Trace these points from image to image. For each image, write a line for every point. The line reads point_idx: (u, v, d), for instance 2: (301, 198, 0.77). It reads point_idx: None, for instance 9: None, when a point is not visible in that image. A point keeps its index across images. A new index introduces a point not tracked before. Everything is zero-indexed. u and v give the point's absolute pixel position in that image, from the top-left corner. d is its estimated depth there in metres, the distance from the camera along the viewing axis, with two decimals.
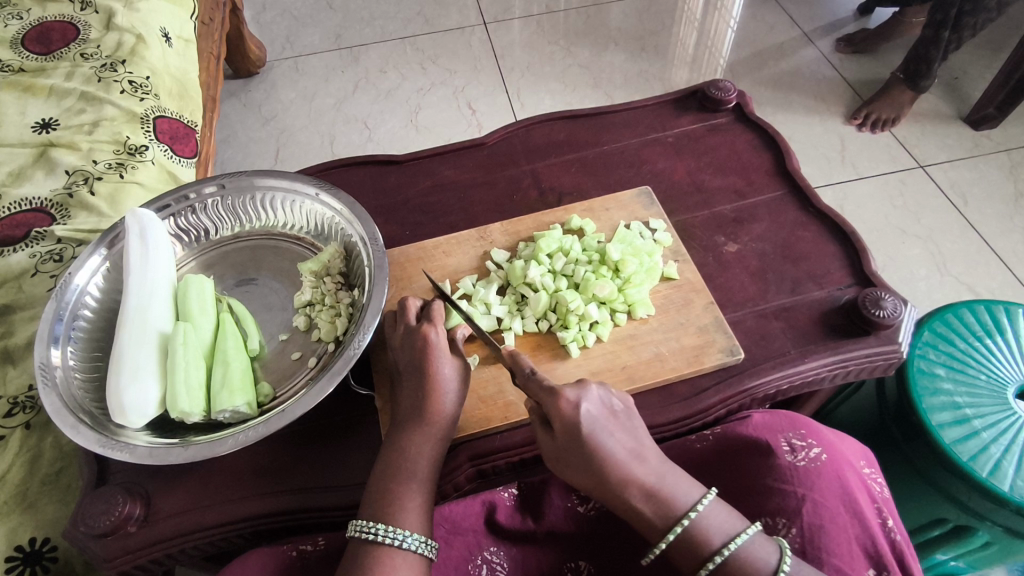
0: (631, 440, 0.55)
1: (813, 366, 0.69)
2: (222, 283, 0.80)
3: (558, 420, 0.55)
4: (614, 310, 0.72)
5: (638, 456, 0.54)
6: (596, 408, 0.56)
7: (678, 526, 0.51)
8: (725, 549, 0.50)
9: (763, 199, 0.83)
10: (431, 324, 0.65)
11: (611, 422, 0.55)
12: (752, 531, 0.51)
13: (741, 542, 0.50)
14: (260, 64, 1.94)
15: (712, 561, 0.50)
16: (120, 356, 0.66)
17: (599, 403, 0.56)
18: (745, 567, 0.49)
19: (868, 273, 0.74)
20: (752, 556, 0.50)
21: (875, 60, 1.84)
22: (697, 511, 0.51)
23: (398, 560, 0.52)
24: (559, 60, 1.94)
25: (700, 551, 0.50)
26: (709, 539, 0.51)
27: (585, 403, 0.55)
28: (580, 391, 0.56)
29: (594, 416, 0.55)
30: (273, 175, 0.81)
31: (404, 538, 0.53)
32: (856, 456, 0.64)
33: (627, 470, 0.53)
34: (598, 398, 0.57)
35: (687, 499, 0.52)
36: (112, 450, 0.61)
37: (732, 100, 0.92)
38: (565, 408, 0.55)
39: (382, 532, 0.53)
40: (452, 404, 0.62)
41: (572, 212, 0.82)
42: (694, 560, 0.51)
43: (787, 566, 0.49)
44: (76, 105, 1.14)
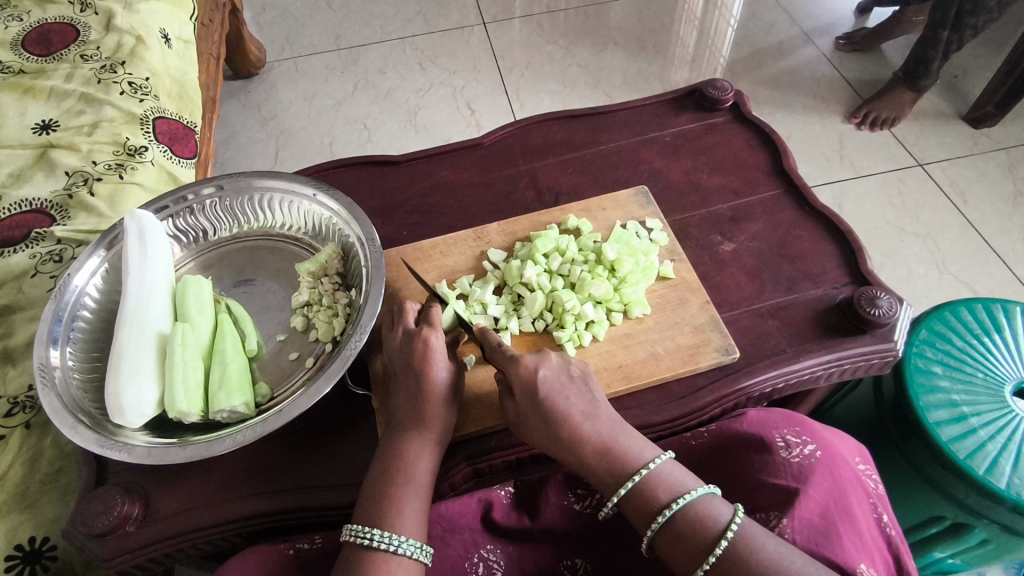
0: (586, 402, 0.59)
1: (809, 365, 0.69)
2: (221, 283, 0.80)
3: (515, 383, 0.60)
4: (610, 309, 0.72)
5: (590, 415, 0.58)
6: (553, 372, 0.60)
7: (628, 483, 0.54)
8: (673, 505, 0.52)
9: (759, 198, 0.83)
10: (431, 328, 0.64)
11: (566, 385, 0.59)
12: (703, 489, 0.52)
13: (690, 498, 0.52)
14: (260, 64, 1.94)
15: (661, 516, 0.52)
16: (119, 356, 0.66)
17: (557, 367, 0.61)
18: (692, 522, 0.50)
19: (864, 271, 0.75)
20: (702, 511, 0.51)
21: (874, 58, 1.84)
22: (648, 468, 0.54)
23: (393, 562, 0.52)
24: (558, 60, 1.94)
25: (650, 507, 0.53)
26: (659, 496, 0.53)
27: (541, 368, 0.60)
28: (538, 358, 0.61)
29: (549, 380, 0.59)
30: (270, 176, 0.82)
31: (399, 544, 0.53)
32: (851, 453, 0.65)
33: (579, 429, 0.57)
34: (556, 364, 0.61)
35: (641, 457, 0.55)
36: (110, 450, 0.61)
37: (728, 99, 0.93)
38: (522, 372, 0.60)
39: (377, 537, 0.53)
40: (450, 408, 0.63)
41: (568, 212, 0.82)
42: (645, 515, 0.53)
43: (735, 522, 0.49)
44: (76, 107, 1.14)
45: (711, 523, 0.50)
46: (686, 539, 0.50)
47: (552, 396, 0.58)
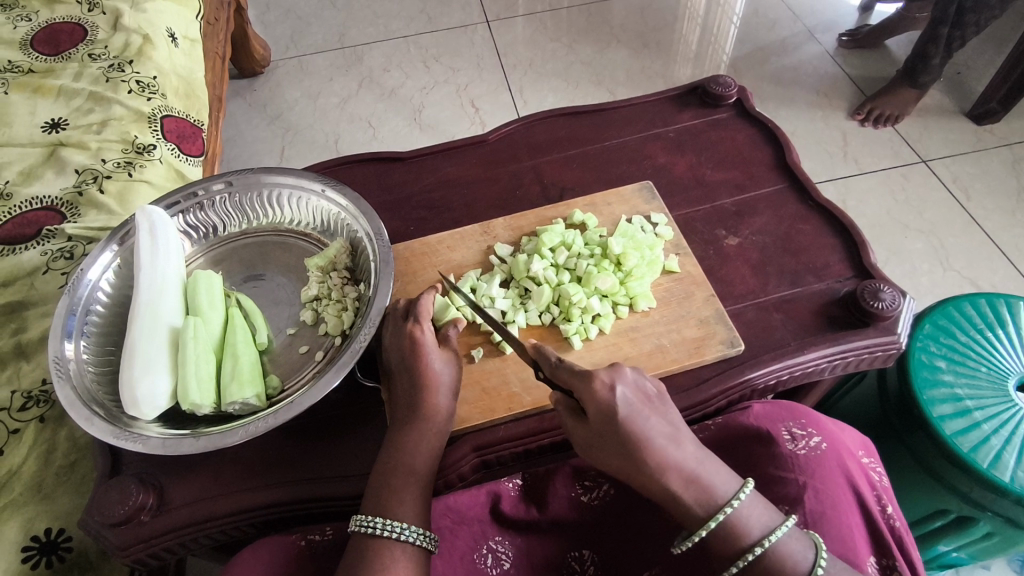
0: (668, 425, 0.53)
1: (814, 357, 0.69)
2: (230, 278, 0.81)
3: (590, 406, 0.54)
4: (616, 303, 0.73)
5: (674, 440, 0.52)
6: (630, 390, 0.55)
7: (719, 516, 0.50)
8: (765, 542, 0.49)
9: (763, 193, 0.84)
10: (418, 324, 0.66)
11: (646, 406, 0.53)
12: (791, 525, 0.50)
13: (781, 535, 0.50)
14: (264, 63, 1.95)
15: (749, 555, 0.49)
16: (133, 349, 0.67)
17: (633, 386, 0.55)
18: (783, 564, 0.49)
19: (868, 265, 0.75)
20: (789, 553, 0.49)
21: (877, 55, 1.85)
22: (737, 501, 0.51)
23: (402, 552, 0.53)
24: (562, 58, 1.95)
25: (740, 543, 0.50)
26: (747, 532, 0.50)
27: (619, 386, 0.54)
28: (613, 374, 0.55)
29: (630, 400, 0.54)
30: (279, 173, 0.83)
31: (402, 530, 0.54)
32: (856, 445, 0.65)
33: (666, 455, 0.51)
34: (632, 381, 0.56)
35: (726, 488, 0.51)
36: (125, 441, 0.62)
37: (732, 95, 0.93)
38: (600, 391, 0.54)
39: (381, 525, 0.54)
40: (447, 402, 0.63)
41: (574, 207, 0.83)
42: (732, 550, 0.50)
43: (822, 563, 0.49)
44: (85, 105, 1.15)
45: (799, 561, 0.49)
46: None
47: (633, 419, 0.53)
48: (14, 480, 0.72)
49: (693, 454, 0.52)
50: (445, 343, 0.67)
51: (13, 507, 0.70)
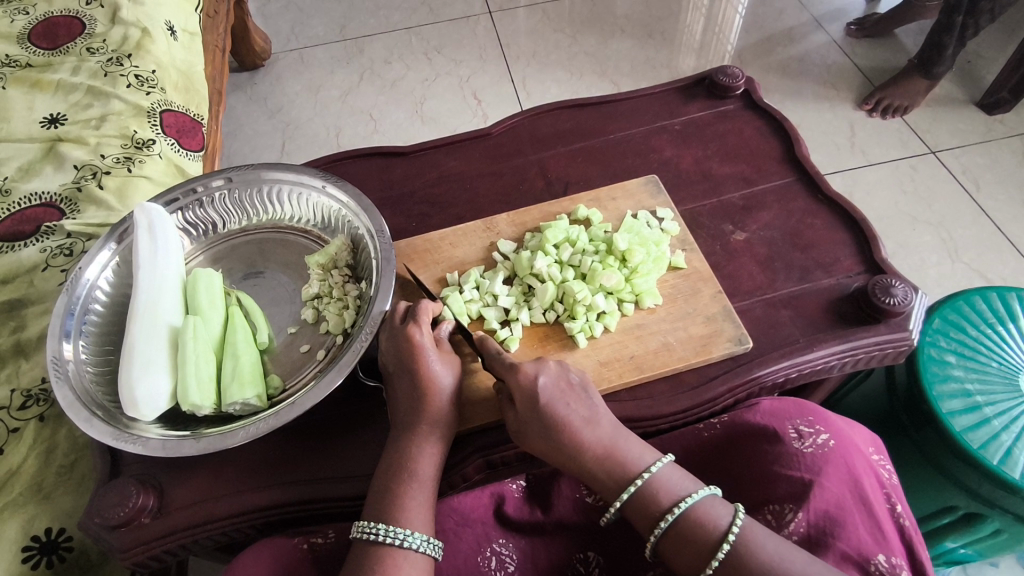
0: (588, 410, 0.58)
1: (822, 355, 0.68)
2: (232, 276, 0.80)
3: (516, 393, 0.59)
4: (621, 300, 0.72)
5: (589, 423, 0.57)
6: (552, 379, 0.60)
7: (629, 489, 0.54)
8: (676, 508, 0.52)
9: (771, 186, 0.82)
10: (416, 325, 0.64)
11: (567, 394, 0.59)
12: (703, 493, 0.53)
13: (691, 501, 0.52)
14: (264, 56, 1.94)
15: (663, 521, 0.52)
16: (132, 349, 0.66)
17: (556, 376, 0.60)
18: (695, 529, 0.51)
19: (879, 260, 0.73)
20: (701, 518, 0.51)
21: (886, 44, 1.82)
22: (649, 474, 0.54)
23: (406, 559, 0.53)
24: (565, 49, 1.92)
25: (651, 513, 0.53)
26: (658, 501, 0.53)
27: (542, 376, 0.59)
28: (538, 366, 0.60)
29: (550, 388, 0.59)
30: (279, 168, 0.81)
31: (415, 540, 0.54)
32: (865, 443, 0.64)
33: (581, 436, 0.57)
34: (556, 370, 0.61)
35: (641, 462, 0.55)
36: (124, 442, 0.61)
37: (740, 86, 0.91)
38: (523, 382, 0.59)
39: (394, 535, 0.54)
40: (447, 408, 0.62)
41: (578, 202, 0.81)
42: (647, 521, 0.53)
43: (735, 526, 0.50)
44: (83, 100, 1.14)
45: (712, 526, 0.51)
46: (687, 542, 0.51)
47: (554, 404, 0.58)
48: (14, 480, 0.71)
49: (607, 433, 0.57)
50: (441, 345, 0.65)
51: (14, 508, 0.69)
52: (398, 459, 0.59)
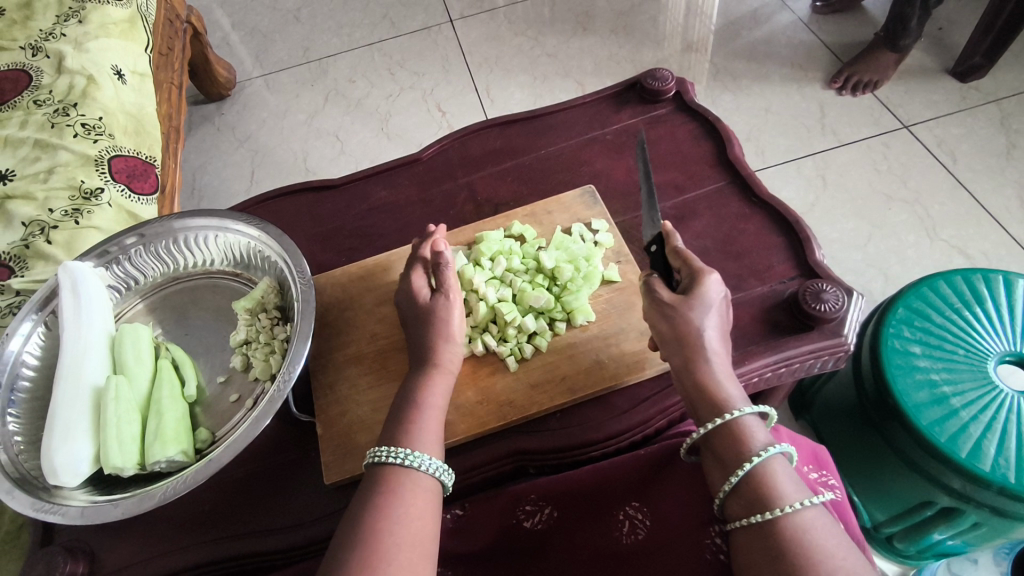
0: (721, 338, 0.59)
1: (755, 367, 0.65)
2: (163, 328, 0.80)
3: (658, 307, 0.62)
4: (552, 319, 0.70)
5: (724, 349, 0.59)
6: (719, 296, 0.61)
7: (716, 420, 0.54)
8: (763, 452, 0.51)
9: (704, 192, 0.79)
10: (418, 270, 0.68)
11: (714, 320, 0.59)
12: (785, 449, 0.52)
13: (777, 450, 0.52)
14: (229, 86, 1.94)
15: (740, 471, 0.51)
16: (53, 415, 0.66)
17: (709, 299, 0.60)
18: (725, 442, 0.53)
19: (813, 263, 0.70)
20: (736, 438, 0.53)
21: (855, 18, 1.76)
22: (733, 413, 0.54)
23: (409, 478, 0.53)
24: (528, 51, 1.90)
25: (730, 460, 0.52)
26: (741, 446, 0.52)
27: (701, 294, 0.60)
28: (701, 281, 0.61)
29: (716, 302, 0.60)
30: (201, 215, 0.80)
31: (423, 461, 0.54)
32: (803, 460, 0.63)
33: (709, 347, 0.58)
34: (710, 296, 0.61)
35: (732, 397, 0.55)
36: (46, 513, 0.61)
37: (670, 89, 0.88)
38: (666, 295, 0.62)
39: (402, 455, 0.53)
40: (451, 352, 0.63)
41: (513, 218, 0.79)
42: (724, 465, 0.53)
43: (759, 455, 0.51)
44: (31, 154, 1.15)
45: (743, 447, 0.52)
46: (761, 492, 0.49)
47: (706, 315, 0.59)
48: None
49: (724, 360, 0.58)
50: (445, 274, 0.66)
51: None
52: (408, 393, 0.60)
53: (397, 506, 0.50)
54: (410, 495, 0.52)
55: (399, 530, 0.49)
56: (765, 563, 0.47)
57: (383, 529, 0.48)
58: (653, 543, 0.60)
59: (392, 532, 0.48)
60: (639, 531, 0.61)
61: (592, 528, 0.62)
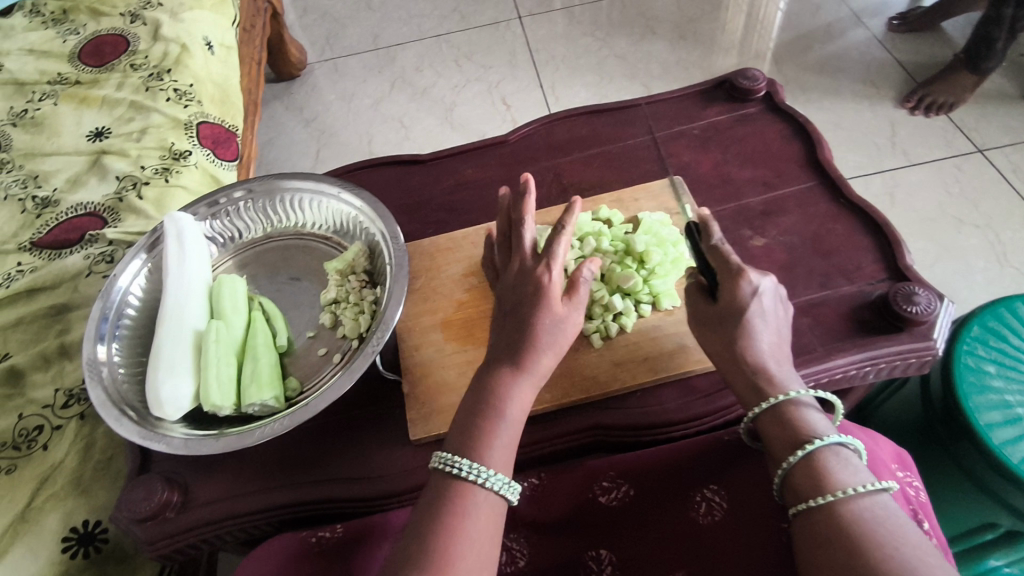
0: (775, 336, 0.60)
1: (841, 364, 0.66)
2: (256, 281, 0.83)
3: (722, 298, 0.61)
4: (638, 301, 0.71)
5: (775, 353, 0.59)
6: (767, 295, 0.61)
7: (770, 400, 0.56)
8: (820, 439, 0.52)
9: (792, 191, 0.80)
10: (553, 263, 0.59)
11: (767, 317, 0.60)
12: (846, 441, 0.52)
13: (838, 441, 0.52)
14: (301, 67, 1.99)
15: (800, 452, 0.52)
16: (158, 351, 0.70)
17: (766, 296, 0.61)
18: (782, 422, 0.55)
19: (904, 267, 0.70)
20: (794, 422, 0.54)
21: (931, 38, 1.74)
22: (786, 396, 0.56)
23: (481, 497, 0.50)
24: (595, 52, 1.92)
25: (791, 443, 0.53)
26: (800, 430, 0.54)
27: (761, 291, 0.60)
28: (758, 281, 0.61)
29: (763, 304, 0.60)
30: (299, 178, 0.84)
31: (498, 480, 0.51)
32: (889, 458, 0.65)
33: (756, 353, 0.59)
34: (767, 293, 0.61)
35: (790, 386, 0.57)
36: (150, 441, 0.65)
37: (761, 89, 0.89)
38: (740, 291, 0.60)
39: (476, 471, 0.51)
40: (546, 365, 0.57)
41: (600, 203, 0.80)
42: (786, 449, 0.54)
43: (820, 439, 0.52)
44: (126, 114, 1.20)
45: (802, 431, 0.53)
46: (812, 476, 0.50)
47: (753, 318, 0.59)
48: (57, 474, 0.76)
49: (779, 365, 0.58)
50: (576, 288, 0.59)
51: (56, 501, 0.74)
52: (490, 396, 0.55)
53: (469, 527, 0.49)
54: (479, 515, 0.50)
55: (470, 550, 0.48)
56: (816, 546, 0.47)
57: (454, 554, 0.47)
58: (730, 525, 0.59)
59: (462, 556, 0.47)
60: (716, 513, 0.60)
61: (667, 507, 0.62)
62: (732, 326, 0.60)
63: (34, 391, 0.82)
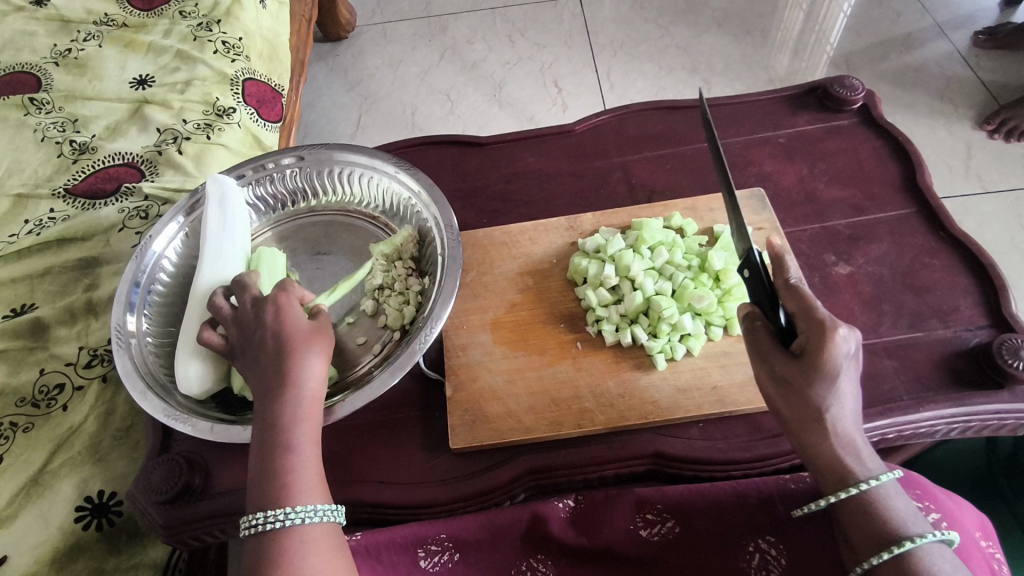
0: (857, 397, 0.49)
1: (929, 417, 0.60)
2: (295, 255, 0.78)
3: (808, 360, 0.48)
4: (709, 323, 0.65)
5: (855, 414, 0.49)
6: (854, 351, 0.48)
7: (854, 488, 0.47)
8: (917, 539, 0.45)
9: (884, 216, 0.73)
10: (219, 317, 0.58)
11: (853, 375, 0.49)
12: (944, 538, 0.45)
13: (937, 539, 0.45)
14: (350, 28, 1.93)
15: (890, 553, 0.45)
16: (190, 325, 0.66)
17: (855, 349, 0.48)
18: (869, 511, 0.47)
19: (1008, 315, 0.64)
20: (882, 512, 0.47)
21: (1019, 58, 1.63)
22: (873, 483, 0.47)
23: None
24: (655, 40, 1.83)
25: (879, 537, 0.46)
26: (893, 524, 0.46)
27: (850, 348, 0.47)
28: (850, 337, 0.47)
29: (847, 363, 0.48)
30: (353, 150, 0.79)
31: (306, 513, 0.47)
32: (974, 526, 0.57)
33: (839, 424, 0.49)
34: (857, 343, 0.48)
35: (868, 467, 0.48)
36: (175, 420, 0.61)
37: (858, 100, 0.82)
38: (829, 356, 0.47)
39: (287, 516, 0.47)
40: (317, 372, 0.53)
41: (673, 209, 0.74)
42: (869, 543, 0.46)
43: (920, 538, 0.45)
44: (171, 63, 1.15)
45: (893, 527, 0.46)
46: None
47: (838, 381, 0.48)
48: (75, 437, 0.72)
49: (859, 430, 0.49)
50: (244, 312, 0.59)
51: (71, 466, 0.70)
52: (268, 428, 0.50)
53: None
54: (313, 554, 0.46)
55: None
56: None
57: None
58: None
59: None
60: (771, 569, 0.54)
61: (714, 554, 0.56)
62: (811, 392, 0.48)
63: (58, 346, 0.79)
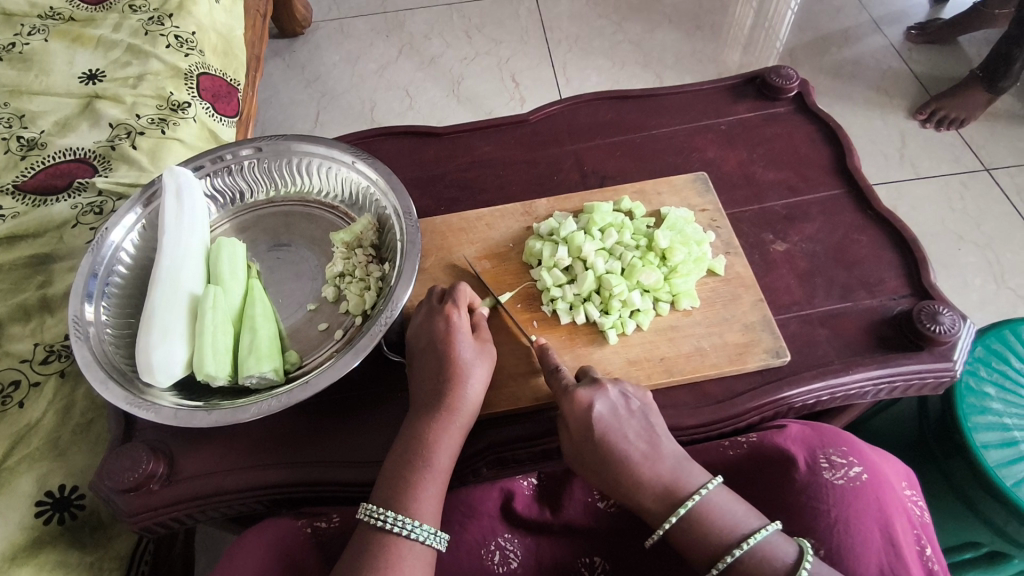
0: (649, 440, 0.56)
1: (858, 379, 0.65)
2: (254, 246, 0.79)
3: (571, 421, 0.58)
4: (657, 299, 0.69)
5: (663, 453, 0.55)
6: (609, 407, 0.58)
7: (678, 511, 0.52)
8: (729, 556, 0.49)
9: (818, 197, 0.78)
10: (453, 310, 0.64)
11: (626, 424, 0.57)
12: (765, 534, 0.49)
13: (751, 545, 0.49)
14: (305, 24, 1.91)
15: (723, 562, 0.49)
16: (151, 315, 0.66)
17: (612, 403, 0.58)
18: (700, 526, 0.51)
19: (927, 284, 0.69)
20: (709, 522, 0.51)
21: (948, 51, 1.73)
22: (692, 502, 0.52)
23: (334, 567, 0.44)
24: (609, 35, 1.87)
25: (712, 550, 0.50)
26: (722, 536, 0.50)
27: (596, 403, 0.58)
28: (592, 392, 0.58)
29: (607, 416, 0.57)
30: (311, 141, 0.80)
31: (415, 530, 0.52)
32: (897, 477, 0.62)
33: (641, 470, 0.55)
34: (614, 397, 0.59)
35: (691, 483, 0.53)
36: (138, 408, 0.61)
37: (793, 89, 0.87)
38: (577, 409, 0.58)
39: (426, 532, 0.52)
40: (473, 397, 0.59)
41: (622, 193, 0.78)
42: (706, 557, 0.50)
43: (748, 540, 0.49)
44: (122, 58, 1.13)
45: (720, 537, 0.50)
46: None
47: (608, 441, 0.56)
48: (33, 433, 0.72)
49: (668, 466, 0.54)
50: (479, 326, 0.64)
51: (30, 462, 0.70)
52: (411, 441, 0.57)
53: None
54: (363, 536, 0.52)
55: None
56: None
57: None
58: None
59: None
60: None
61: None
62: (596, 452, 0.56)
63: (12, 344, 0.78)
